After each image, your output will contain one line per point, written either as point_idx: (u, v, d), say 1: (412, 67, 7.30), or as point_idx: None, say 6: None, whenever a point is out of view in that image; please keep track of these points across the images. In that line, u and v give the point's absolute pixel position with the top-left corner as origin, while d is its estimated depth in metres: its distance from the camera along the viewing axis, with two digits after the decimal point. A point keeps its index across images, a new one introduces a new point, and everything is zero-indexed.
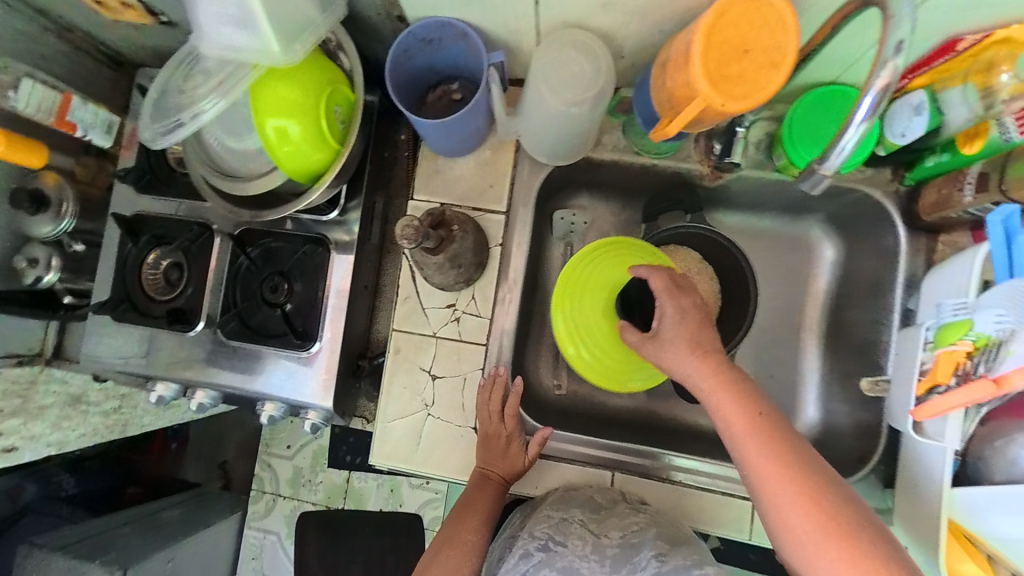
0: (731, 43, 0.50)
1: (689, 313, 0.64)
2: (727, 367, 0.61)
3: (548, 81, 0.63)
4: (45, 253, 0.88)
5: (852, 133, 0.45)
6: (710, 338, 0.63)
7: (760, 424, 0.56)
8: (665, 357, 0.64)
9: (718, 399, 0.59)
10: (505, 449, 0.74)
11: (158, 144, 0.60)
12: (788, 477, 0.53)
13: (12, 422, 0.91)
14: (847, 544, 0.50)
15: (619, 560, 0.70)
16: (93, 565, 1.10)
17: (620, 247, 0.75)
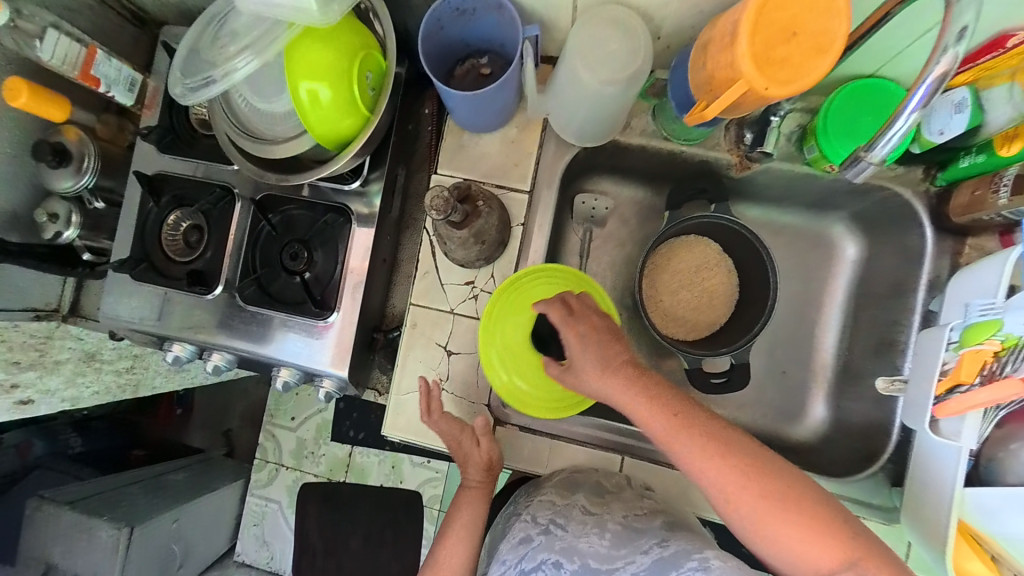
0: (779, 25, 0.48)
1: (591, 338, 0.64)
2: (642, 372, 0.60)
3: (584, 57, 0.62)
4: (65, 208, 0.87)
5: (903, 119, 0.47)
6: (619, 353, 0.63)
7: (687, 423, 0.55)
8: (584, 378, 0.63)
9: (644, 405, 0.57)
10: (465, 452, 0.74)
11: (189, 100, 0.60)
12: (733, 468, 0.52)
13: (29, 375, 0.93)
14: (800, 518, 0.50)
15: (622, 538, 0.65)
16: (101, 521, 1.13)
17: (544, 274, 0.74)
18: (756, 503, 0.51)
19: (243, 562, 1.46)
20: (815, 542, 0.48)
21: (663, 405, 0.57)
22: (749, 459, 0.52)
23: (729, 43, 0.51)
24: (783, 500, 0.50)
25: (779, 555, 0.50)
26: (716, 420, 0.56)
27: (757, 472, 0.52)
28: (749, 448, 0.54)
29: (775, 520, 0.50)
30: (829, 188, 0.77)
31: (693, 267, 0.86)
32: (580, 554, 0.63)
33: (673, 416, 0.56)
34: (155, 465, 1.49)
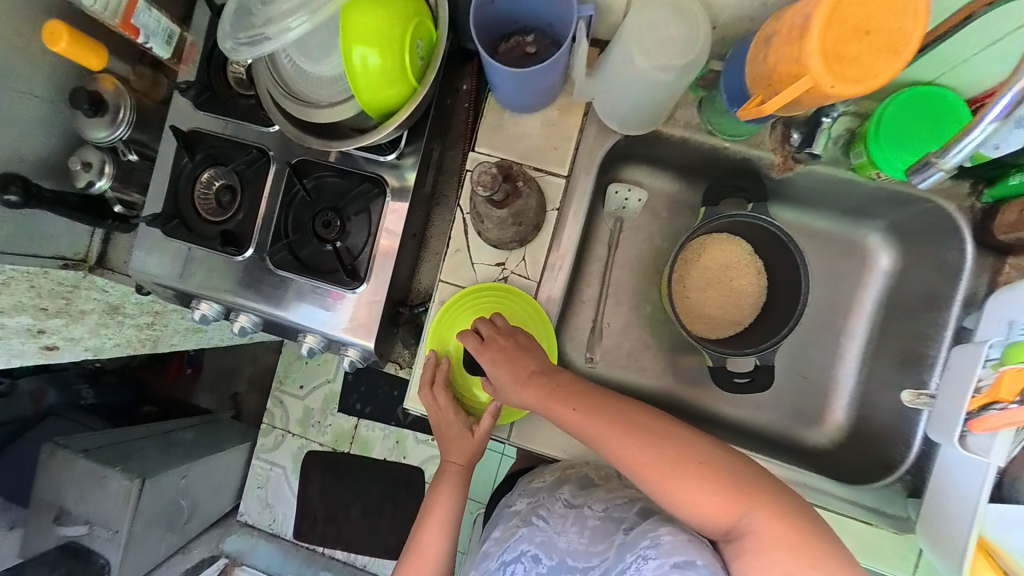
0: (853, 21, 0.47)
1: (501, 354, 0.70)
2: (549, 376, 0.68)
3: (640, 42, 0.61)
4: (99, 158, 0.87)
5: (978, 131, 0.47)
6: (531, 362, 0.70)
7: (588, 414, 0.63)
8: (506, 392, 0.70)
9: (553, 410, 0.66)
10: (454, 435, 0.78)
11: (239, 56, 0.59)
12: (629, 443, 0.60)
13: (56, 322, 0.95)
14: (693, 472, 0.57)
15: (600, 532, 0.71)
16: (114, 471, 1.15)
17: (486, 297, 0.77)
18: (651, 472, 0.58)
19: (246, 523, 1.48)
20: (703, 494, 0.55)
21: (567, 402, 0.65)
22: (642, 435, 0.60)
23: (798, 36, 0.49)
24: (676, 464, 0.57)
25: (683, 514, 0.57)
26: (611, 405, 0.63)
27: (649, 445, 0.59)
28: (641, 423, 0.61)
29: (675, 479, 0.57)
30: (871, 196, 0.76)
31: (721, 267, 0.85)
32: (558, 551, 0.71)
33: (576, 412, 0.64)
34: (165, 422, 1.51)
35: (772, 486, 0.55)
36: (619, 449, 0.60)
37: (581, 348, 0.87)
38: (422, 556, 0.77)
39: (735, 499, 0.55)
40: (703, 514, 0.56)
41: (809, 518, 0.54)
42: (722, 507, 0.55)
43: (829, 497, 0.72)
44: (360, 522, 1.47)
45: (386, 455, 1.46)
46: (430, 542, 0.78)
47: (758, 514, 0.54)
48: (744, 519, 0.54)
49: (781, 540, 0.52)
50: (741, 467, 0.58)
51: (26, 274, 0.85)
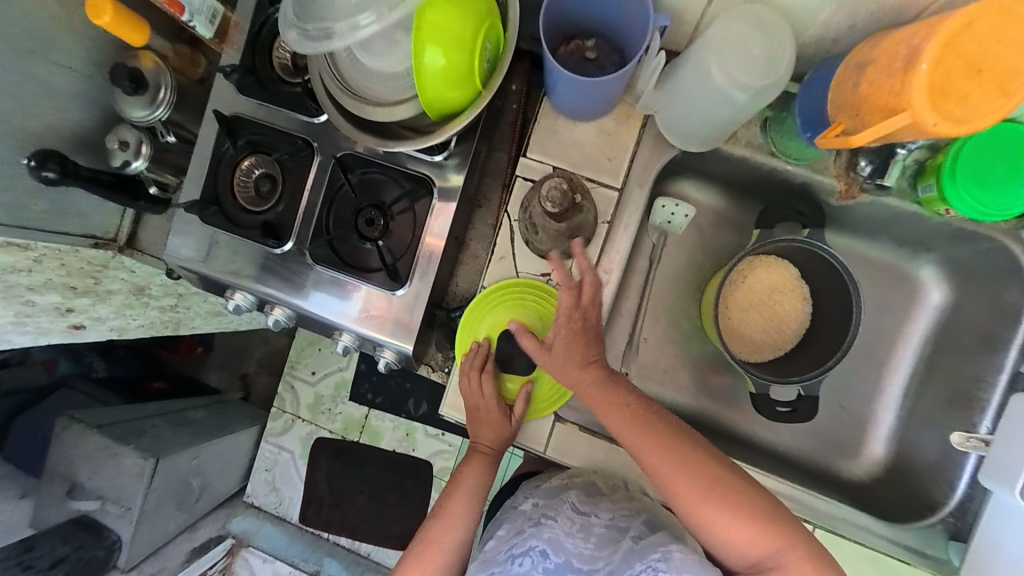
0: (966, 57, 0.45)
1: (574, 333, 0.68)
2: (608, 377, 0.68)
3: (719, 58, 0.58)
4: (136, 137, 0.83)
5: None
6: (593, 351, 0.69)
7: (637, 429, 0.64)
8: (554, 370, 0.69)
9: (604, 414, 0.66)
10: (488, 419, 0.74)
11: (305, 50, 0.57)
12: (676, 468, 0.61)
13: (83, 301, 0.93)
14: (729, 509, 0.58)
15: (606, 539, 0.72)
16: (127, 448, 1.12)
17: (517, 290, 0.76)
18: (693, 501, 0.60)
19: (253, 504, 1.46)
20: (741, 529, 0.58)
21: (620, 412, 0.65)
22: (689, 462, 0.61)
23: (901, 67, 0.47)
24: (718, 500, 0.59)
25: (710, 542, 0.60)
26: (662, 426, 0.64)
27: (696, 474, 0.60)
28: (689, 449, 0.62)
29: (711, 512, 0.59)
30: (932, 230, 0.73)
31: (766, 290, 0.83)
32: (567, 551, 0.70)
33: (627, 424, 0.64)
34: (177, 401, 1.48)
35: (800, 532, 0.58)
36: (662, 470, 0.61)
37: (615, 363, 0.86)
38: (447, 526, 0.75)
39: (769, 540, 0.57)
40: (733, 545, 0.59)
41: (832, 561, 0.57)
42: (754, 543, 0.58)
43: (871, 534, 0.72)
44: (364, 511, 1.45)
45: (394, 447, 1.44)
46: (455, 515, 0.76)
47: (788, 556, 0.57)
48: (772, 558, 0.57)
49: None
50: (775, 504, 0.60)
51: (57, 251, 0.83)
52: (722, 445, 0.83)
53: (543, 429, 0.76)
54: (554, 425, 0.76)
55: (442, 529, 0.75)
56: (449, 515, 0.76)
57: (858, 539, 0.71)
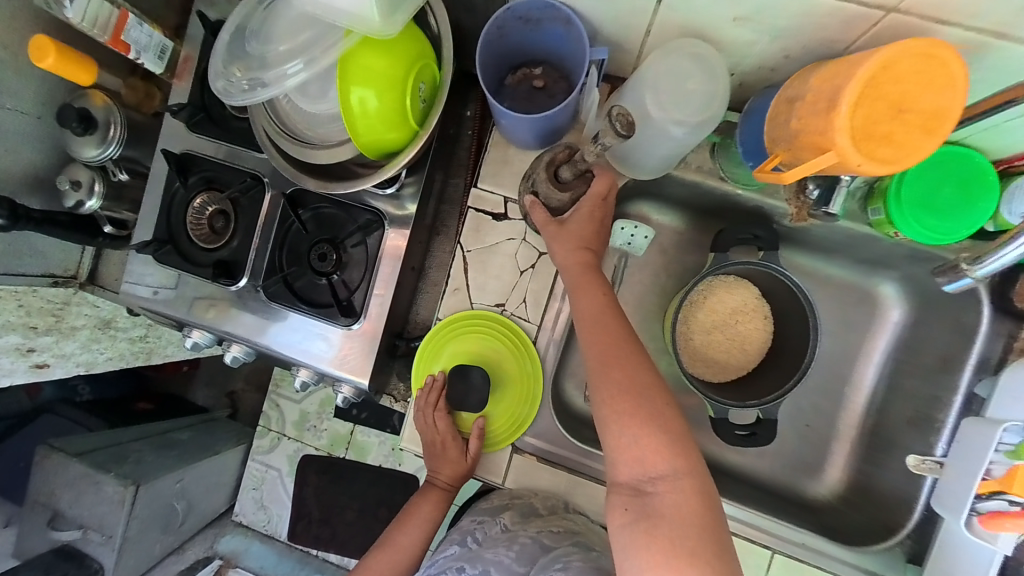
0: (887, 100, 0.44)
1: (593, 219, 0.66)
2: (595, 269, 0.65)
3: (656, 93, 0.59)
4: (88, 176, 0.83)
5: (1016, 245, 0.49)
6: (595, 241, 0.66)
7: (596, 318, 0.61)
8: (554, 240, 0.67)
9: (575, 293, 0.64)
10: (442, 454, 0.76)
11: (234, 101, 0.57)
12: (612, 367, 0.57)
13: (46, 339, 0.92)
14: (646, 421, 0.54)
15: (527, 553, 0.67)
16: (107, 476, 1.06)
17: (469, 324, 0.76)
18: (614, 400, 0.56)
19: (241, 522, 1.37)
20: (646, 443, 0.54)
21: (591, 300, 0.62)
22: (628, 365, 0.57)
23: (825, 108, 0.46)
24: (639, 411, 0.55)
25: (612, 445, 0.56)
26: (620, 327, 0.60)
27: (628, 374, 0.57)
28: (635, 354, 0.58)
29: (630, 418, 0.55)
30: (887, 251, 0.73)
31: (728, 311, 0.82)
32: (482, 558, 0.67)
33: (591, 312, 0.61)
34: (162, 422, 1.40)
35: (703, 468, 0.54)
36: (605, 356, 0.58)
37: (578, 390, 0.84)
38: (392, 557, 0.77)
39: (669, 463, 0.53)
40: (628, 452, 0.54)
41: (718, 512, 0.52)
42: (656, 459, 0.53)
43: (828, 558, 0.72)
44: (353, 525, 1.35)
45: (381, 462, 1.35)
46: (402, 546, 0.78)
47: (679, 483, 0.52)
48: (663, 480, 0.53)
49: (687, 508, 0.51)
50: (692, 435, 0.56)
51: (14, 292, 0.83)
52: None
53: (501, 461, 0.77)
54: (513, 456, 0.76)
55: (385, 558, 0.77)
56: (395, 545, 0.78)
57: (815, 563, 0.72)
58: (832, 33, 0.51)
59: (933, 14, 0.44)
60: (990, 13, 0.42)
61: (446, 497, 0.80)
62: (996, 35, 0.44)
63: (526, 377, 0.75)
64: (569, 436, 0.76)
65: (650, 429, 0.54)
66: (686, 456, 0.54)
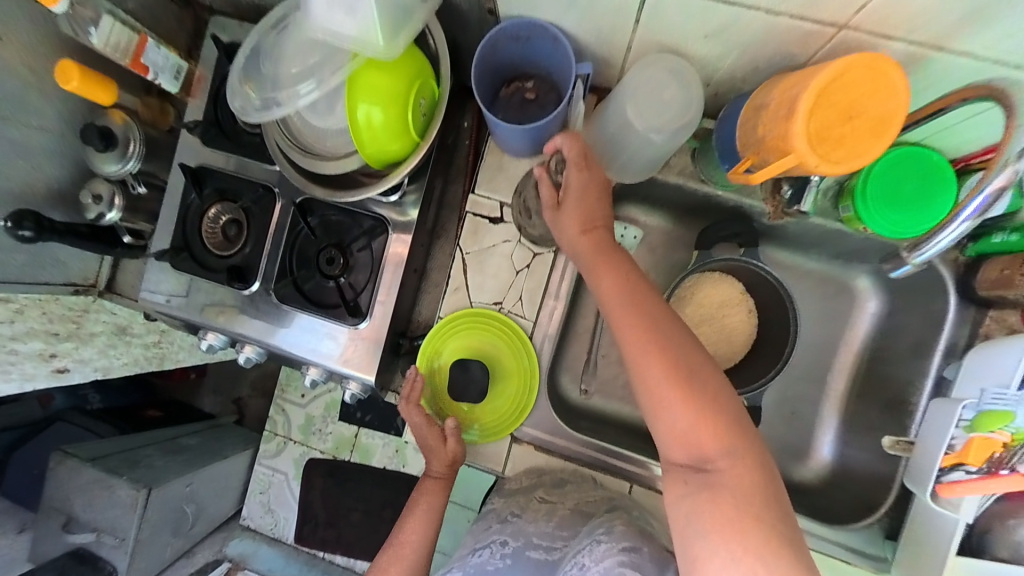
0: (838, 106, 0.49)
1: (591, 190, 0.66)
2: (606, 247, 0.66)
3: (635, 104, 0.65)
4: (108, 190, 0.87)
5: (955, 228, 0.45)
6: (599, 216, 0.66)
7: (623, 297, 0.61)
8: (557, 223, 0.68)
9: (596, 276, 0.64)
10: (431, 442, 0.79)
11: (249, 120, 0.62)
12: (649, 346, 0.58)
13: (66, 345, 0.97)
14: (688, 395, 0.55)
15: (567, 520, 0.73)
16: (121, 480, 1.10)
17: (472, 321, 0.81)
18: (654, 377, 0.56)
19: (248, 526, 1.39)
20: (692, 417, 0.55)
21: (615, 280, 0.63)
22: (668, 347, 0.57)
23: (786, 113, 0.51)
24: (689, 390, 0.55)
25: (655, 422, 0.57)
26: (653, 305, 0.61)
27: (662, 348, 0.57)
28: (669, 327, 0.59)
29: (670, 393, 0.55)
30: (861, 245, 0.78)
31: (716, 305, 0.86)
32: (525, 536, 0.72)
33: (617, 291, 0.62)
34: (171, 429, 1.44)
35: (749, 432, 0.55)
36: (636, 333, 0.59)
37: (574, 382, 0.88)
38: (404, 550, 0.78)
39: (724, 440, 0.54)
40: (677, 431, 0.55)
41: (772, 470, 0.54)
42: (706, 433, 0.54)
43: (814, 537, 0.75)
44: (360, 526, 1.38)
45: (386, 463, 1.37)
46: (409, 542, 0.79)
47: (730, 451, 0.53)
48: (714, 450, 0.54)
49: (743, 475, 0.52)
50: (735, 401, 0.56)
51: (37, 301, 0.88)
52: None
53: (502, 450, 0.81)
54: (512, 446, 0.81)
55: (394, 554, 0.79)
56: (401, 543, 0.79)
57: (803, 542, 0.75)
58: (793, 47, 0.56)
59: (879, 29, 0.49)
60: (928, 28, 0.47)
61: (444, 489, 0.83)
62: (936, 48, 0.50)
63: (524, 371, 0.80)
64: (566, 426, 0.80)
65: (693, 403, 0.55)
66: (730, 420, 0.55)
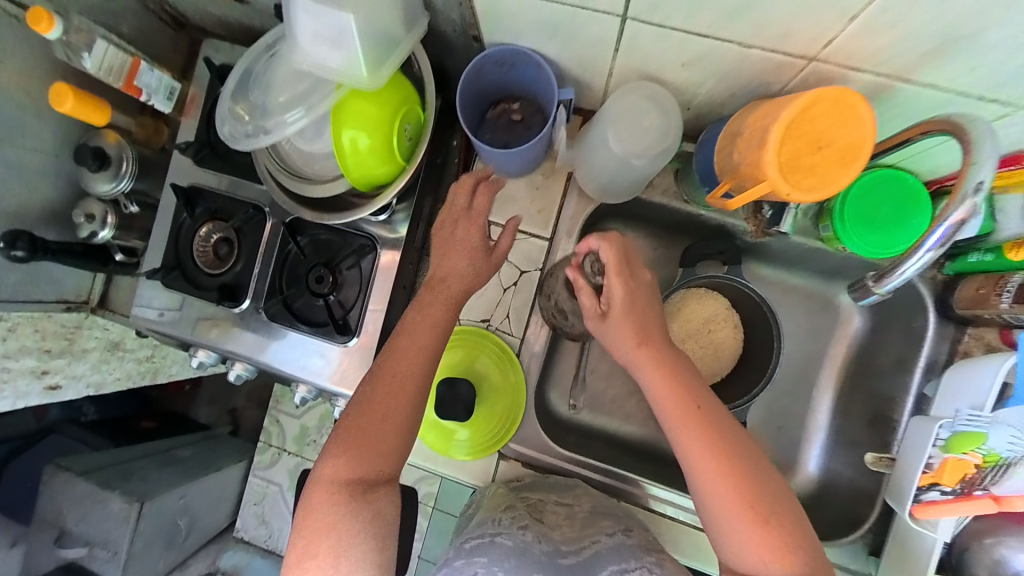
0: (808, 137, 0.50)
1: (636, 296, 0.66)
2: (662, 348, 0.64)
3: (615, 129, 0.67)
4: (101, 210, 0.89)
5: (919, 257, 0.48)
6: (651, 322, 0.65)
7: (683, 406, 0.60)
8: (605, 333, 0.67)
9: (650, 378, 0.62)
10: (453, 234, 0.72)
11: (238, 146, 0.63)
12: (711, 459, 0.57)
13: (59, 362, 0.98)
14: (754, 514, 0.55)
15: (587, 523, 0.70)
16: (114, 494, 1.10)
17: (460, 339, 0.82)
18: (717, 492, 0.56)
19: (242, 538, 1.38)
20: (758, 537, 0.54)
21: (670, 385, 0.61)
22: (734, 455, 0.57)
23: (758, 143, 0.52)
24: (756, 496, 0.55)
25: (719, 536, 0.56)
26: (712, 413, 0.59)
27: (724, 463, 0.56)
28: (730, 436, 0.58)
29: (736, 512, 0.55)
30: (843, 262, 0.79)
31: (703, 320, 0.86)
32: (554, 541, 0.65)
33: (671, 396, 0.60)
34: (164, 440, 1.44)
35: (812, 547, 0.54)
36: (697, 446, 0.58)
37: (563, 397, 0.89)
38: (390, 383, 0.62)
39: (796, 557, 0.53)
40: (742, 550, 0.55)
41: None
42: (773, 552, 0.53)
43: None
44: None
45: None
46: (389, 410, 0.61)
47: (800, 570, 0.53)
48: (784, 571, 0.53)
49: None
50: (798, 512, 0.56)
51: (31, 318, 0.89)
52: (670, 470, 0.86)
53: (489, 467, 0.83)
54: (499, 462, 0.83)
55: (366, 424, 0.61)
56: (379, 412, 0.61)
57: None
58: (767, 76, 0.58)
59: (847, 62, 0.51)
60: (893, 62, 0.49)
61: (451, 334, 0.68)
62: (903, 79, 0.51)
63: (511, 387, 0.81)
64: (553, 444, 0.81)
65: (761, 522, 0.54)
66: (797, 537, 0.54)
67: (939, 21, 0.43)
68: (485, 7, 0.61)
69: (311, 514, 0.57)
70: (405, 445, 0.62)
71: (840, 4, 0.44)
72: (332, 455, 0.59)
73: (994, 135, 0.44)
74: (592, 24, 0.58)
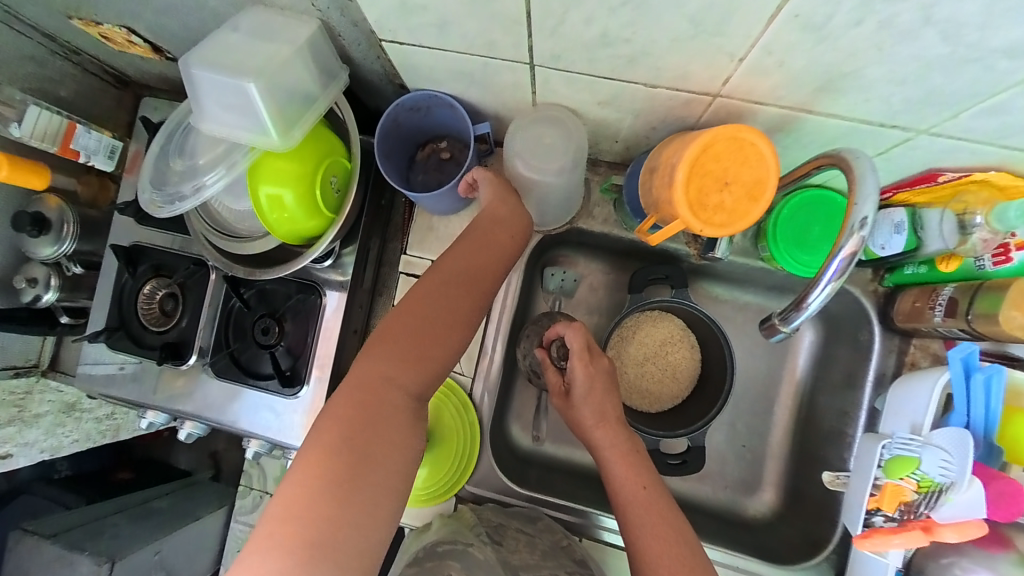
0: (713, 174, 0.51)
1: (598, 381, 0.69)
2: (622, 431, 0.67)
3: (523, 157, 0.67)
4: (44, 273, 0.88)
5: (822, 289, 0.49)
6: (613, 407, 0.68)
7: (638, 483, 0.61)
8: (571, 412, 0.70)
9: (613, 459, 0.64)
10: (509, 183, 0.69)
11: (162, 213, 0.63)
12: (658, 540, 0.57)
13: (8, 430, 0.93)
14: None
15: (551, 551, 0.70)
16: (81, 556, 0.96)
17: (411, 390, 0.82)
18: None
19: None
20: None
21: (629, 468, 0.63)
22: (680, 540, 0.56)
23: (669, 180, 0.53)
24: None
25: None
26: (663, 496, 0.61)
27: (670, 546, 0.56)
28: (678, 522, 0.58)
29: None
30: (787, 279, 0.79)
31: (658, 344, 0.85)
32: (512, 565, 0.66)
33: (629, 477, 0.62)
34: (145, 490, 1.28)
35: None
36: (648, 527, 0.58)
37: (525, 430, 0.87)
38: (468, 284, 0.63)
39: None
40: None
41: None
42: None
43: None
44: None
45: None
46: (450, 330, 0.61)
47: None
48: None
49: None
50: None
51: None
52: None
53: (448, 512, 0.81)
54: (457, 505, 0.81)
55: (413, 335, 0.59)
56: (449, 317, 0.61)
57: None
58: (680, 111, 0.58)
59: (749, 97, 0.51)
60: (790, 97, 0.50)
61: (502, 274, 0.67)
62: (806, 111, 0.52)
63: (468, 427, 0.80)
64: (509, 482, 0.80)
65: None
66: None
67: (820, 62, 0.43)
68: (399, 59, 0.61)
69: (336, 413, 0.54)
70: (439, 376, 0.61)
71: (726, 49, 0.45)
72: (374, 358, 0.57)
73: (873, 170, 0.46)
74: (504, 71, 0.58)
